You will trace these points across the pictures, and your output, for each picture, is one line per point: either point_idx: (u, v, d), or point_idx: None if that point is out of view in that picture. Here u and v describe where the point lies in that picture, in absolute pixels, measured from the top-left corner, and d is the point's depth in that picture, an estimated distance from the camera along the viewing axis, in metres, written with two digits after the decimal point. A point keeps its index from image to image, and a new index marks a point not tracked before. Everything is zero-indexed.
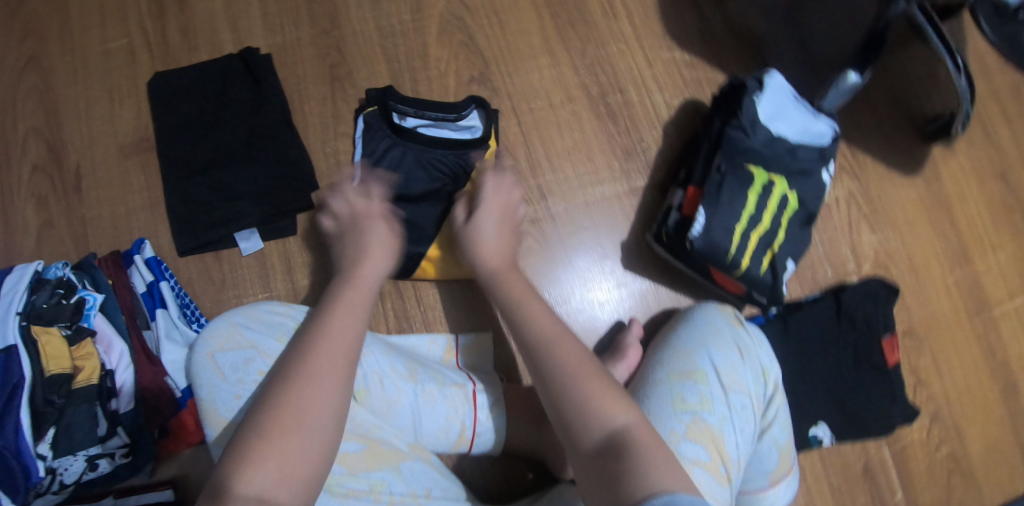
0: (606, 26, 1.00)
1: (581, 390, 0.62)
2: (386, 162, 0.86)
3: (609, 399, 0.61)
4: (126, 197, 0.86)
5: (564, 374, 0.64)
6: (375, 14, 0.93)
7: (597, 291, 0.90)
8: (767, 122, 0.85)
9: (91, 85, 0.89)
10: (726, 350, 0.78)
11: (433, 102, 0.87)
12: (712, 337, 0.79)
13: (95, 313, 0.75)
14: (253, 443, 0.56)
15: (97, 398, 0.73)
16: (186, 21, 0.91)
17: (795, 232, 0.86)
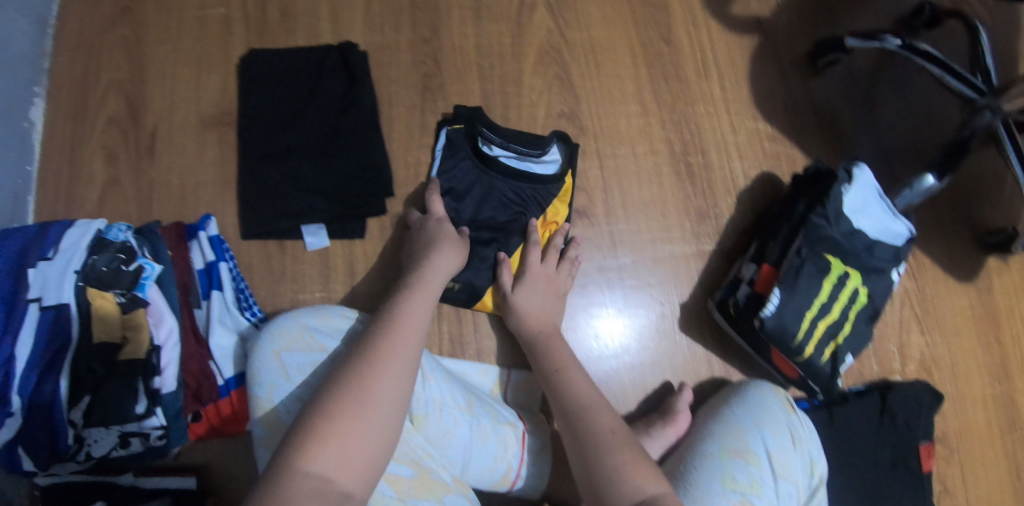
0: (696, 85, 1.00)
1: (614, 457, 0.64)
2: (463, 186, 0.83)
3: (640, 469, 0.63)
4: (196, 168, 0.80)
5: (599, 437, 0.66)
6: (476, 32, 0.93)
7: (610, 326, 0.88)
8: (850, 214, 0.85)
9: (180, 47, 0.84)
10: (779, 434, 0.78)
11: (519, 135, 0.85)
12: (767, 419, 0.78)
13: (150, 283, 0.69)
14: (315, 431, 0.54)
15: (140, 374, 0.66)
16: (287, 2, 0.88)
17: (860, 327, 0.85)
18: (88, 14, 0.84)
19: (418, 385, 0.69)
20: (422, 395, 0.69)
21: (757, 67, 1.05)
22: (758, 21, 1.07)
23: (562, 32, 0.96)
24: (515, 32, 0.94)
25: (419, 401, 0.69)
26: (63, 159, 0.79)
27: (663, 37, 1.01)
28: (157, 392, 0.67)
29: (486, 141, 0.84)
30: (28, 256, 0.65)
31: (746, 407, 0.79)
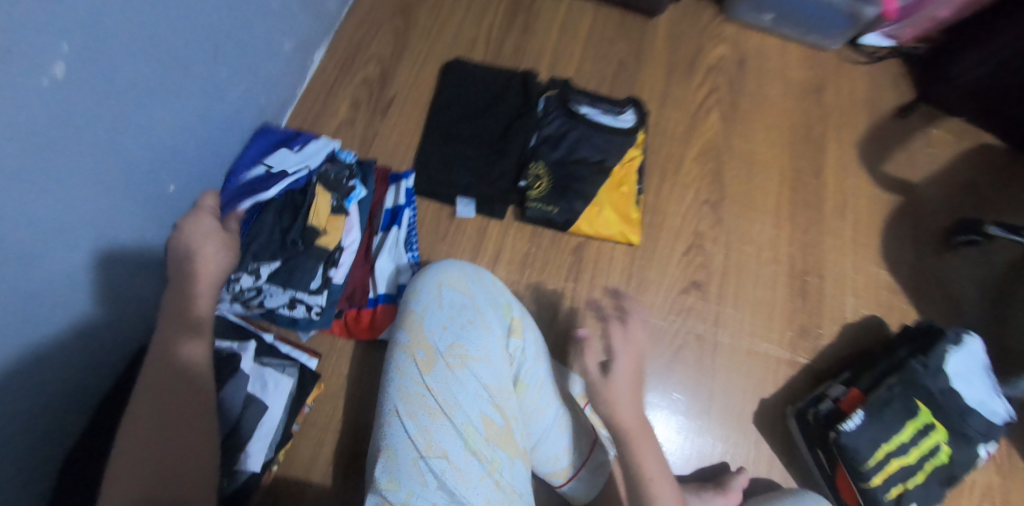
0: (831, 220, 1.10)
1: None
2: (558, 133, 0.99)
3: None
4: (412, 136, 0.98)
5: None
6: (657, 116, 1.11)
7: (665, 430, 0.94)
8: (952, 375, 0.88)
9: (436, 49, 1.05)
10: None
11: (601, 97, 1.03)
12: None
13: (355, 201, 0.87)
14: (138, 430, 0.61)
15: (324, 261, 0.83)
16: (522, 46, 1.10)
17: (932, 484, 0.85)
18: (381, 4, 1.07)
19: (531, 359, 0.79)
20: (531, 368, 0.79)
21: (894, 224, 1.13)
22: (904, 186, 1.17)
23: (726, 140, 1.12)
24: (689, 125, 1.11)
25: (528, 371, 0.79)
26: (319, 93, 0.99)
27: (812, 171, 1.14)
28: (330, 279, 0.83)
29: (577, 102, 1.02)
30: (279, 151, 0.86)
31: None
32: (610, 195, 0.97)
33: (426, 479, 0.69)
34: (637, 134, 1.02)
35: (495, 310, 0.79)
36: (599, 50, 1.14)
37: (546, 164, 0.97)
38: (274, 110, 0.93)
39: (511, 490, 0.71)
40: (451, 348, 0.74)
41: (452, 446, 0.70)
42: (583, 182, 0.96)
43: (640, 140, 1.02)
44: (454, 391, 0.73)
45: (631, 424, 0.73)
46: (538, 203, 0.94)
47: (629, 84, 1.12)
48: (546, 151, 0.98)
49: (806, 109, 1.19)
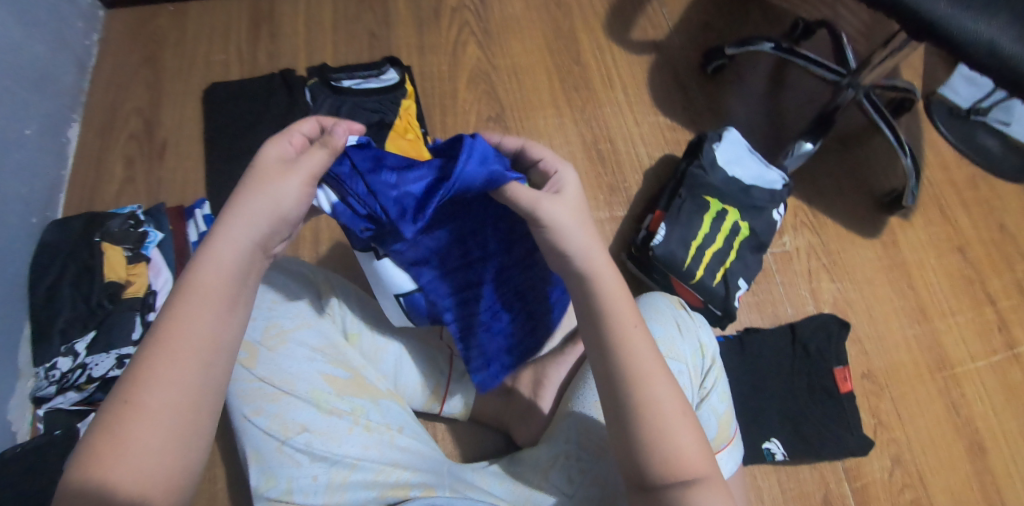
0: (603, 91, 1.22)
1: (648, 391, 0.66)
2: (332, 112, 1.05)
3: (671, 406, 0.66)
4: (197, 168, 1.01)
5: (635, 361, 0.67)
6: (420, 62, 1.17)
7: None
8: (724, 165, 1.03)
9: (190, 82, 1.08)
10: (665, 323, 0.88)
11: (358, 67, 1.10)
12: (653, 314, 0.89)
13: (153, 246, 0.90)
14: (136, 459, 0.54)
15: (139, 308, 0.85)
16: (274, 48, 1.12)
17: (745, 256, 1.00)
18: (119, 62, 1.08)
19: (351, 309, 0.85)
20: (354, 316, 0.85)
21: (657, 76, 1.27)
22: (654, 43, 1.30)
23: (489, 60, 1.21)
24: (451, 62, 1.19)
25: (353, 321, 0.85)
26: (89, 164, 1.00)
27: (574, 60, 1.24)
28: (150, 323, 0.85)
29: (337, 79, 1.07)
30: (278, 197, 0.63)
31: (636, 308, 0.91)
32: (397, 145, 1.04)
33: (297, 457, 0.73)
34: (404, 86, 1.09)
35: (299, 283, 0.83)
36: (346, 23, 1.17)
37: None
38: (44, 196, 0.93)
39: (385, 424, 0.79)
40: (267, 332, 0.77)
41: (308, 414, 0.75)
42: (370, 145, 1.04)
43: (409, 89, 1.10)
44: (286, 367, 0.76)
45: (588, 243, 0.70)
46: None
47: (385, 45, 1.17)
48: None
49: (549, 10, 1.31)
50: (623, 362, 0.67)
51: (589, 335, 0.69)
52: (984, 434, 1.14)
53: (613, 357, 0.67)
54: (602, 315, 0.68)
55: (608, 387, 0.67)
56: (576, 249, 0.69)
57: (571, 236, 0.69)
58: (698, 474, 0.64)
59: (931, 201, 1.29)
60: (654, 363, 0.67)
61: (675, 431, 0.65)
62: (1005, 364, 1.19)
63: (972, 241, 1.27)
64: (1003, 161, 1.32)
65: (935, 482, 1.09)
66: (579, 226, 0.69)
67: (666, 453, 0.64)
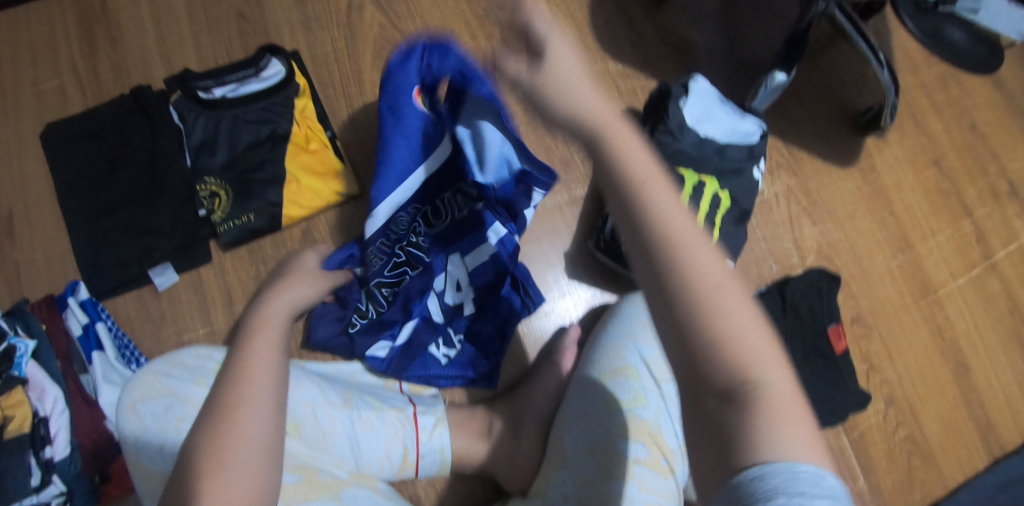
0: None
1: (704, 300, 0.48)
2: (209, 137, 0.84)
3: (742, 320, 0.49)
4: (62, 239, 0.81)
5: (684, 268, 0.49)
6: (308, 40, 0.94)
7: (568, 306, 0.94)
8: (694, 125, 0.92)
9: (23, 127, 0.85)
10: (653, 341, 0.80)
11: (228, 66, 0.86)
12: (639, 330, 0.81)
13: (27, 360, 0.71)
14: None
15: (29, 447, 0.68)
16: (119, 58, 0.88)
17: (729, 230, 0.91)
18: None
19: None
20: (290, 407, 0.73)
21: (597, 12, 1.07)
22: None
23: (393, 23, 0.96)
24: (350, 35, 0.96)
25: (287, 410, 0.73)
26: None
27: None
28: (49, 460, 0.69)
29: (205, 89, 0.85)
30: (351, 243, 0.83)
31: (617, 325, 0.83)
32: (298, 162, 0.85)
33: None
34: (294, 79, 0.87)
35: (207, 382, 0.69)
36: (206, 5, 0.92)
37: (217, 175, 0.83)
38: None
39: None
40: None
41: None
42: (264, 168, 0.84)
43: (301, 83, 0.87)
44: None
45: (600, 115, 0.53)
46: (229, 221, 0.81)
47: (261, 27, 0.93)
48: (208, 160, 0.83)
49: None
50: (698, 293, 0.48)
51: (640, 260, 0.50)
52: (968, 352, 1.13)
53: (673, 288, 0.49)
54: (664, 235, 0.49)
55: (664, 323, 0.49)
56: (632, 162, 0.52)
57: (629, 150, 0.52)
58: (771, 412, 0.47)
59: (905, 112, 1.20)
60: (744, 305, 0.49)
61: (774, 396, 0.47)
62: (984, 277, 1.16)
63: (948, 149, 1.19)
64: (971, 53, 1.22)
65: (925, 411, 1.08)
66: (638, 138, 0.52)
67: (742, 388, 0.47)
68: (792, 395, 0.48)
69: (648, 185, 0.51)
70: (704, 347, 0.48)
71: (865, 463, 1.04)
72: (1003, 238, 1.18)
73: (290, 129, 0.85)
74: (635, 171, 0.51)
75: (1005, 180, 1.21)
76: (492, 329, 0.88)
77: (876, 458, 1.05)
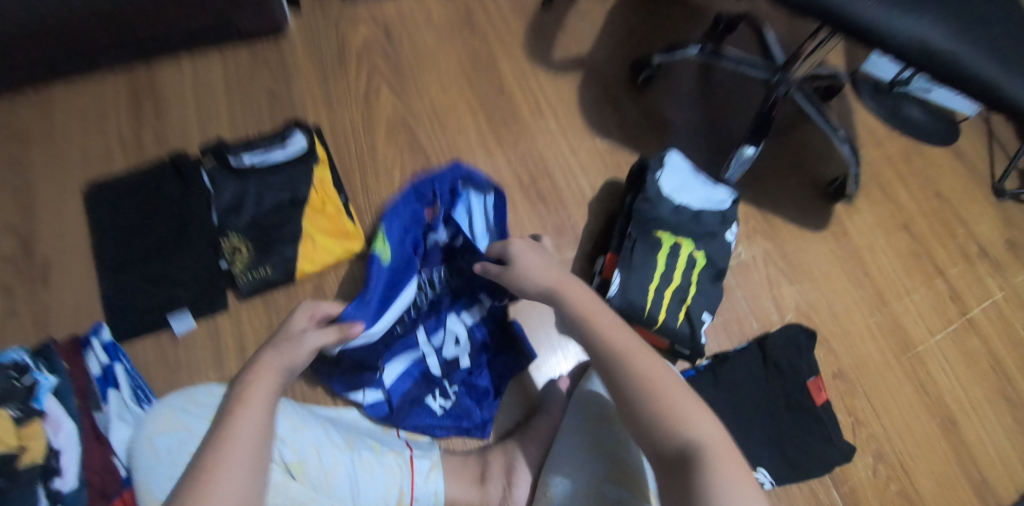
0: (533, 121, 1.15)
1: (653, 401, 0.70)
2: (236, 198, 0.92)
3: (690, 410, 0.69)
4: (91, 284, 0.89)
5: (636, 380, 0.72)
6: (329, 120, 1.06)
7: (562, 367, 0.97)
8: (671, 194, 1.00)
9: (65, 185, 0.94)
10: None
11: (258, 138, 0.97)
12: None
13: (47, 394, 0.74)
14: None
15: (40, 479, 0.70)
16: (159, 130, 0.99)
17: (706, 287, 0.98)
18: None
19: (290, 436, 0.76)
20: (293, 444, 0.75)
21: (586, 93, 1.19)
22: (579, 60, 1.22)
23: (406, 104, 1.11)
24: (365, 114, 1.08)
25: (293, 449, 0.75)
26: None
27: (498, 90, 1.16)
28: (57, 491, 0.71)
29: (236, 156, 0.95)
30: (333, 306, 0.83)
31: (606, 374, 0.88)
32: (315, 223, 0.93)
33: None
34: (315, 151, 0.97)
35: None
36: (240, 86, 1.04)
37: (240, 232, 0.91)
38: None
39: None
40: None
41: None
42: (286, 227, 0.93)
43: (321, 154, 0.98)
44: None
45: (552, 275, 0.83)
46: (248, 274, 0.89)
47: (288, 106, 1.05)
48: (234, 219, 0.91)
49: (467, 34, 1.19)
50: (649, 396, 0.71)
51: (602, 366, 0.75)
52: (954, 408, 1.15)
53: (627, 388, 0.72)
54: (609, 351, 0.75)
55: (626, 412, 0.72)
56: (581, 301, 0.80)
57: (581, 301, 0.80)
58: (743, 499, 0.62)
59: (873, 182, 1.28)
60: (690, 403, 0.70)
61: (728, 468, 0.64)
62: (963, 333, 1.22)
63: (916, 215, 1.27)
64: (930, 129, 1.34)
65: (917, 466, 1.09)
66: (578, 287, 0.82)
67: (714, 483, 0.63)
68: (732, 455, 0.66)
69: (597, 318, 0.78)
70: (657, 431, 0.69)
71: None
72: (976, 297, 1.25)
73: (308, 193, 0.94)
74: (582, 309, 0.79)
75: (974, 244, 1.29)
76: (486, 380, 0.94)
77: None
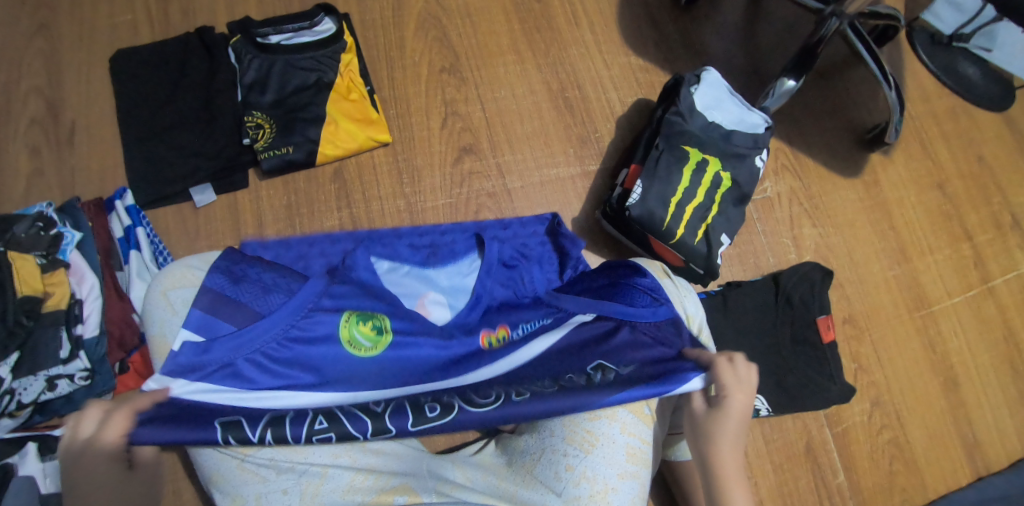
0: (568, 31, 1.12)
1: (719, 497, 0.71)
2: (263, 75, 0.92)
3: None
4: (113, 151, 0.90)
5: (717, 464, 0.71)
6: (360, 11, 1.05)
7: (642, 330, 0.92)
8: (703, 111, 0.97)
9: (95, 49, 0.94)
10: None
11: (286, 17, 0.96)
12: None
13: (71, 248, 0.79)
14: None
15: (64, 322, 0.76)
16: (188, 2, 0.97)
17: (727, 209, 0.95)
18: (3, 34, 0.94)
19: None
20: None
21: (626, 12, 1.15)
22: None
23: (439, 0, 1.08)
24: (398, 8, 1.06)
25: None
26: None
27: None
28: (80, 337, 0.76)
29: (264, 36, 0.94)
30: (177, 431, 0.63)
31: None
32: (339, 108, 0.93)
33: (260, 473, 0.69)
34: (343, 37, 0.95)
35: None
36: None
37: (264, 110, 0.91)
38: None
39: None
40: None
41: (266, 426, 0.68)
42: (312, 109, 0.92)
43: (349, 40, 0.96)
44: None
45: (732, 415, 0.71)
46: (270, 151, 0.89)
47: None
48: (258, 98, 0.91)
49: None
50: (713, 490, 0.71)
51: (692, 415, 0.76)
52: (959, 368, 1.14)
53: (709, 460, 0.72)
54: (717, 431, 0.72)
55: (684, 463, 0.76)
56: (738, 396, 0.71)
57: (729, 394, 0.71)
58: None
59: (915, 135, 1.24)
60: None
61: None
62: (982, 299, 1.18)
63: (953, 176, 1.22)
64: (985, 89, 1.24)
65: (912, 421, 1.10)
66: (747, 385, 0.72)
67: None
68: None
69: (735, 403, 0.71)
70: None
71: (847, 457, 1.06)
72: (1001, 267, 1.20)
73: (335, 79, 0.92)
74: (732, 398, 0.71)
75: (1009, 210, 1.23)
76: None
77: (859, 456, 1.06)
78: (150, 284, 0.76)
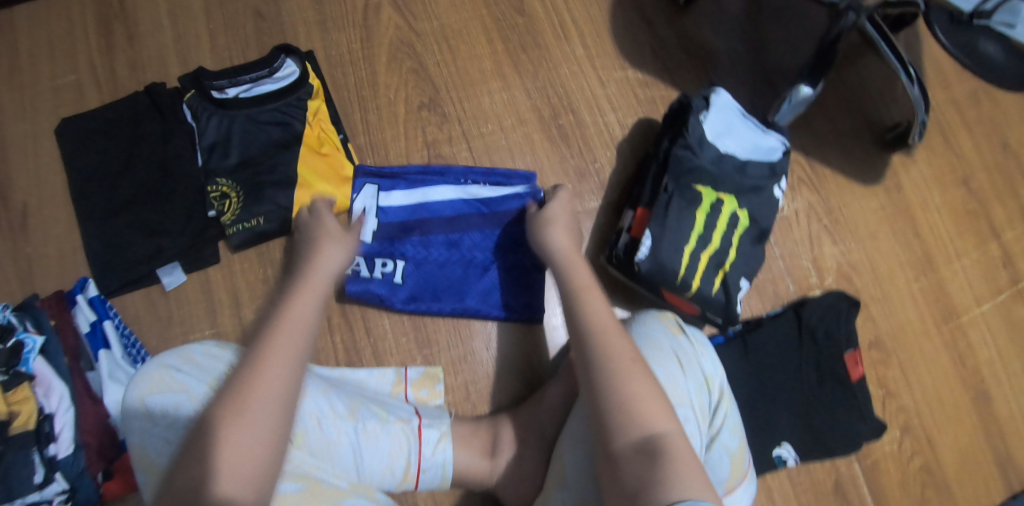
0: (557, 47, 1.01)
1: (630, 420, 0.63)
2: (221, 137, 0.85)
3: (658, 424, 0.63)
4: (72, 235, 0.85)
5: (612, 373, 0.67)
6: (324, 43, 0.95)
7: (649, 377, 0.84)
8: (714, 140, 0.86)
9: (39, 122, 0.88)
10: (666, 362, 0.79)
11: (242, 66, 0.88)
12: (651, 350, 0.80)
13: (33, 356, 0.75)
14: None
15: (35, 442, 0.73)
16: (135, 57, 0.90)
17: (747, 250, 0.86)
18: None
19: None
20: None
21: (619, 18, 1.04)
22: None
23: (411, 25, 0.98)
24: (366, 40, 0.96)
25: None
26: None
27: (516, 9, 1.02)
28: (53, 458, 0.73)
29: (219, 88, 0.86)
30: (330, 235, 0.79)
31: None
32: (311, 165, 0.86)
33: None
34: (308, 81, 0.88)
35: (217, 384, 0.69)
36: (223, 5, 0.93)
37: (228, 176, 0.84)
38: None
39: None
40: None
41: None
42: (277, 170, 0.85)
43: (315, 83, 0.89)
44: None
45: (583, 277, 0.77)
46: (238, 225, 0.83)
47: (277, 29, 0.93)
48: (220, 161, 0.84)
49: None
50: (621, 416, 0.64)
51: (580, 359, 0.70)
52: (991, 380, 1.08)
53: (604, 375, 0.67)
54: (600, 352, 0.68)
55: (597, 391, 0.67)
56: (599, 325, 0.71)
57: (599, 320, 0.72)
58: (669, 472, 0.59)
59: (934, 128, 1.16)
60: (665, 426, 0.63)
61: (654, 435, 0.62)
62: (1013, 302, 1.11)
63: (979, 169, 1.15)
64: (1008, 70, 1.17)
65: (944, 443, 1.04)
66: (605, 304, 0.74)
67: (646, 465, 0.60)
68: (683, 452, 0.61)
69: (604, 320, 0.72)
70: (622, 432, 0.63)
71: (877, 491, 1.00)
72: None
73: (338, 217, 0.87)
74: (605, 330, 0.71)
75: None
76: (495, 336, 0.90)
77: (889, 487, 1.00)
78: (123, 395, 0.70)
